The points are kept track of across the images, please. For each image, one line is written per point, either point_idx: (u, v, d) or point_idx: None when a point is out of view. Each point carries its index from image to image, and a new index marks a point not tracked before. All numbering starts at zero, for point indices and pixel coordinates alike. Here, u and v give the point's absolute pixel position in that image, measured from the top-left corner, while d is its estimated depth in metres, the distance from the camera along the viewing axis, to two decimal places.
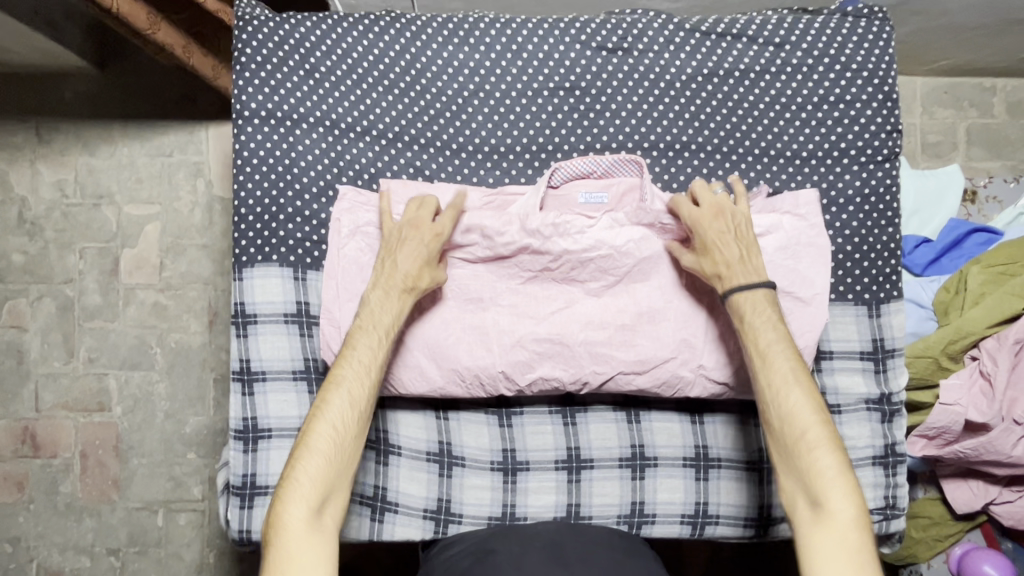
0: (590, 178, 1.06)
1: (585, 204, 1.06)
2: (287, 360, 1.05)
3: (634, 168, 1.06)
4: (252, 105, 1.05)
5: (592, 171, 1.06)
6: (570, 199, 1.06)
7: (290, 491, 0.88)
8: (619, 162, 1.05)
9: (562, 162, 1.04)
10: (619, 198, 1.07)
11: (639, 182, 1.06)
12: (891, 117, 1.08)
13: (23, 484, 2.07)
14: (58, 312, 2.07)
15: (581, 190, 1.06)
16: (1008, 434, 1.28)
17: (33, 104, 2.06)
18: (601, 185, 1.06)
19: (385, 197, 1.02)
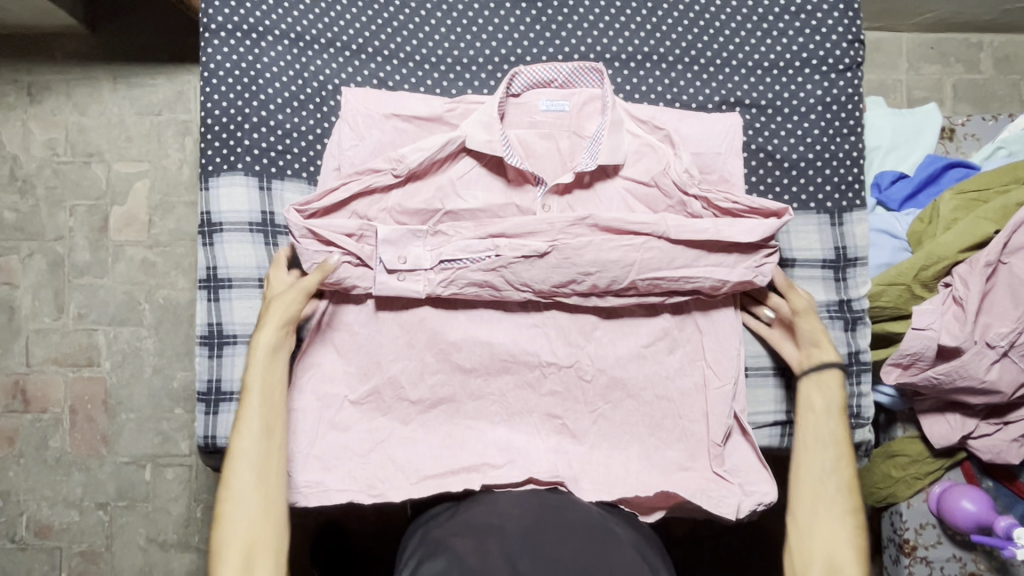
0: (551, 86, 1.07)
1: (546, 112, 1.08)
2: (252, 267, 1.06)
3: (594, 78, 1.06)
4: (218, 18, 1.06)
5: (553, 79, 1.07)
6: (531, 107, 1.08)
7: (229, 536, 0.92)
8: (579, 70, 1.05)
9: (522, 68, 1.05)
10: (581, 107, 1.08)
11: (600, 92, 1.07)
12: (853, 27, 1.08)
13: (14, 438, 2.09)
14: (49, 268, 2.09)
15: (542, 98, 1.08)
16: (980, 357, 1.28)
17: (26, 64, 2.09)
18: (562, 94, 1.08)
19: (353, 107, 1.04)
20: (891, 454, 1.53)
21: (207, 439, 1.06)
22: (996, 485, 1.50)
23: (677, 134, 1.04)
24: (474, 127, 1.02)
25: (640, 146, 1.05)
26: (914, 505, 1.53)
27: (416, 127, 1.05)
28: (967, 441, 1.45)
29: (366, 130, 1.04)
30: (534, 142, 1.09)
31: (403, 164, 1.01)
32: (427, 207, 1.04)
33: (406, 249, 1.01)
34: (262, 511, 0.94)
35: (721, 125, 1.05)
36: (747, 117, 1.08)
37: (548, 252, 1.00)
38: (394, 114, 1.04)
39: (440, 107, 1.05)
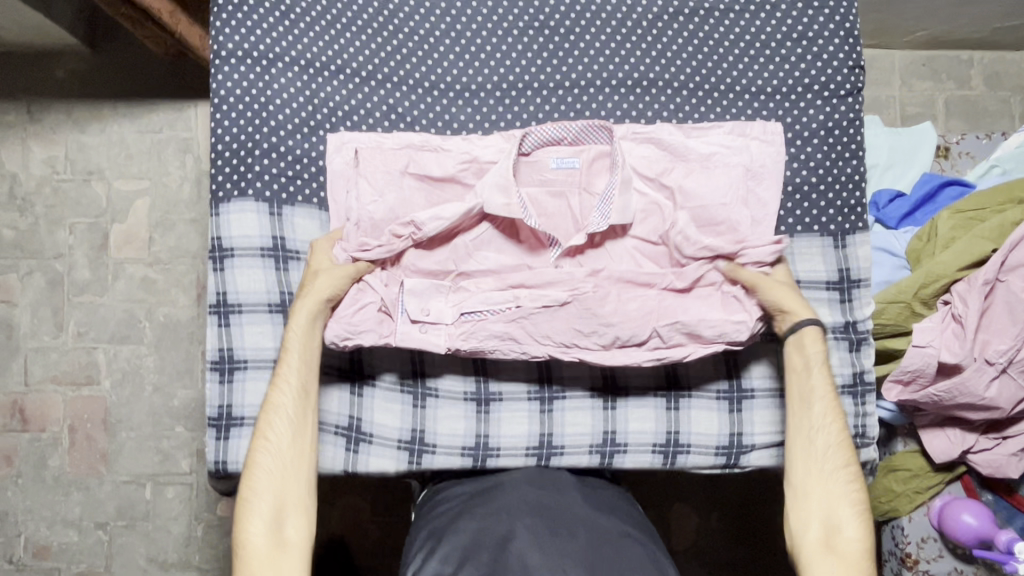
0: (561, 144, 1.09)
1: (556, 169, 1.10)
2: (262, 292, 1.06)
3: (604, 135, 1.08)
4: (228, 45, 1.07)
5: (563, 137, 1.09)
6: (542, 165, 1.10)
7: (248, 509, 0.95)
8: (589, 128, 1.07)
9: (534, 129, 1.07)
10: (590, 164, 1.10)
11: (608, 149, 1.09)
12: (853, 53, 1.10)
13: (12, 458, 2.07)
14: (48, 286, 2.08)
15: (552, 156, 1.10)
16: (981, 374, 1.30)
17: (25, 83, 2.08)
18: (572, 151, 1.10)
19: (371, 162, 1.05)
20: (892, 469, 1.55)
21: (218, 465, 1.06)
22: (996, 499, 1.52)
23: (686, 190, 1.06)
24: (488, 189, 1.04)
25: (648, 204, 1.08)
26: (915, 519, 1.54)
27: (431, 188, 1.07)
28: (966, 455, 1.47)
29: (384, 188, 1.05)
30: (546, 199, 1.12)
31: (422, 231, 1.03)
32: (441, 267, 1.07)
33: (428, 302, 1.04)
34: (289, 470, 0.98)
35: (725, 178, 1.06)
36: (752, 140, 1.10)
37: (568, 303, 1.03)
38: (409, 173, 1.06)
39: (454, 167, 1.06)
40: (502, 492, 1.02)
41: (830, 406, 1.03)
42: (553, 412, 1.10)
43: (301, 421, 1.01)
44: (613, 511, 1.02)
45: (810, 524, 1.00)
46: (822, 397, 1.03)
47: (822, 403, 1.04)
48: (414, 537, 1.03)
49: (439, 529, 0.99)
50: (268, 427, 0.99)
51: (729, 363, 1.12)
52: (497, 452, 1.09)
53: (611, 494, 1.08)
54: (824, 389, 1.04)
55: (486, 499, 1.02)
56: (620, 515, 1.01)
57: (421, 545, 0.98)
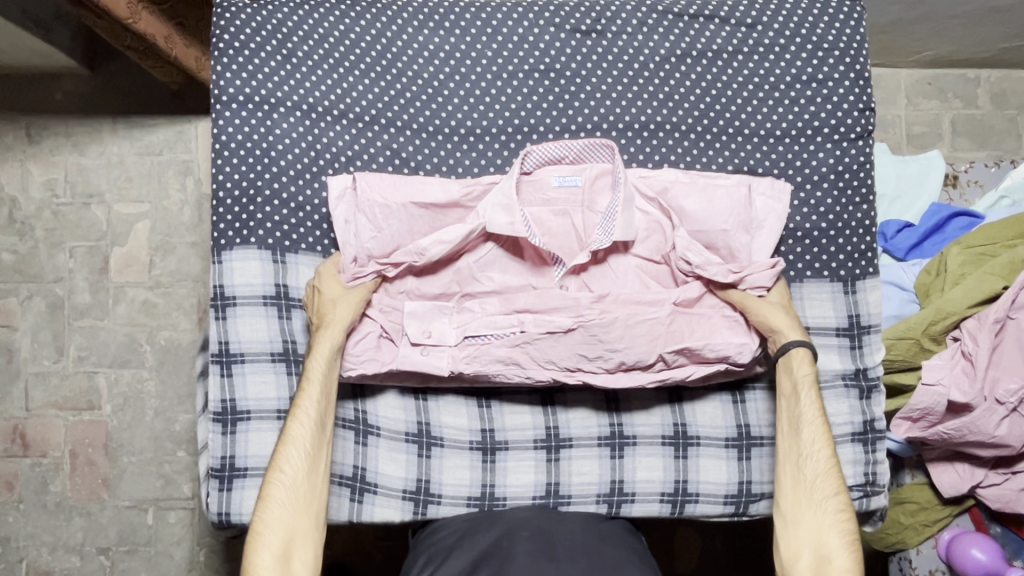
0: (562, 163, 1.09)
1: (557, 188, 1.10)
2: (264, 341, 1.05)
3: (606, 153, 1.07)
4: (230, 91, 1.06)
5: (564, 156, 1.08)
6: (543, 183, 1.10)
7: (257, 542, 0.91)
8: (591, 147, 1.06)
9: (535, 147, 1.06)
10: (592, 182, 1.10)
11: (611, 166, 1.08)
12: (863, 95, 1.09)
13: (13, 483, 2.06)
14: (48, 310, 2.07)
15: (554, 175, 1.09)
16: (991, 413, 1.28)
17: (23, 106, 2.06)
18: (574, 169, 1.09)
19: (370, 191, 1.04)
20: (899, 501, 1.54)
21: (221, 517, 1.04)
22: (1005, 531, 1.51)
23: (686, 214, 1.06)
24: (491, 213, 1.03)
25: (651, 223, 1.09)
26: (923, 551, 1.54)
27: (432, 213, 1.06)
28: (976, 489, 1.46)
29: (384, 221, 1.04)
30: (548, 218, 1.12)
31: (425, 257, 1.03)
32: (445, 291, 1.07)
33: (431, 324, 1.03)
34: (304, 499, 0.95)
35: (726, 201, 1.06)
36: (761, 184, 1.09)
37: (572, 328, 1.02)
38: (411, 201, 1.05)
39: (457, 193, 1.06)
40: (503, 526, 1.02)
41: (818, 430, 1.01)
42: (560, 460, 1.09)
43: (316, 449, 0.98)
44: (617, 544, 1.01)
45: (801, 554, 0.96)
46: (806, 422, 1.01)
47: (807, 428, 1.01)
48: (411, 567, 1.03)
49: (440, 557, 0.99)
50: (283, 459, 0.96)
51: (738, 410, 1.11)
52: (504, 501, 1.08)
53: (615, 525, 1.07)
54: (808, 413, 1.01)
55: (485, 534, 1.01)
56: (621, 548, 1.01)
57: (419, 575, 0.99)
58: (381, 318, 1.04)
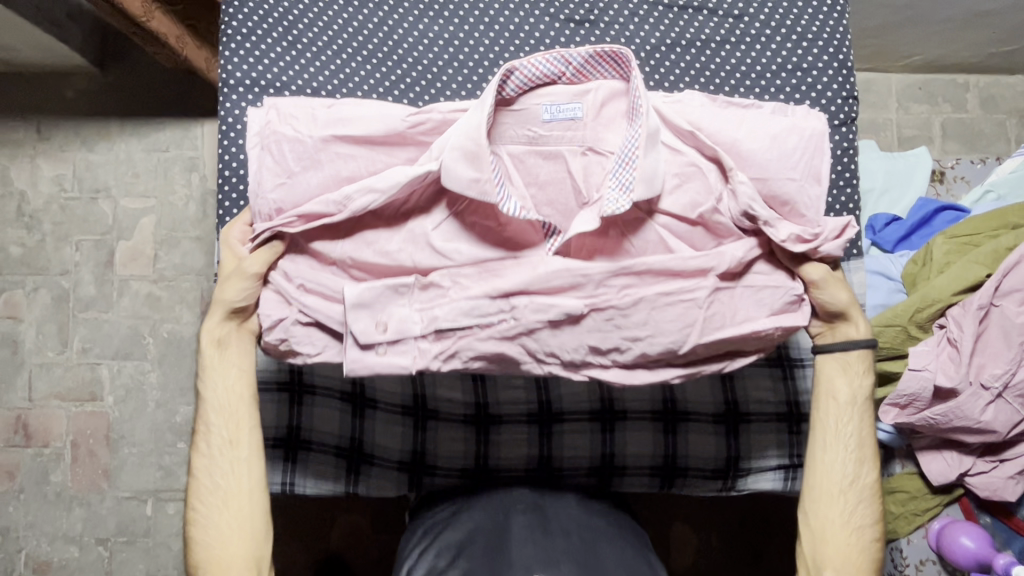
0: (556, 83, 0.99)
1: (551, 119, 1.00)
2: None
3: (612, 67, 0.98)
4: (236, 74, 1.10)
5: (559, 74, 0.99)
6: (531, 113, 1.01)
7: (195, 530, 0.97)
8: (592, 60, 0.97)
9: (518, 63, 0.96)
10: (597, 109, 1.00)
11: (622, 85, 0.99)
12: (847, 83, 1.13)
13: (14, 474, 2.07)
14: (54, 302, 2.09)
15: (545, 103, 1.00)
16: (976, 398, 1.31)
17: (35, 103, 2.11)
18: (573, 94, 1.00)
19: (292, 138, 0.96)
20: (891, 491, 1.55)
21: None
22: (994, 521, 1.52)
23: (741, 151, 0.95)
24: (453, 160, 0.89)
25: (683, 165, 0.96)
26: (913, 540, 1.54)
27: (364, 150, 0.97)
28: (964, 477, 1.48)
29: (298, 165, 0.95)
30: (539, 161, 1.03)
31: (348, 207, 0.91)
32: (398, 259, 0.94)
33: (384, 314, 0.91)
34: (236, 507, 0.98)
35: (796, 145, 0.96)
36: None
37: (585, 313, 0.89)
38: (333, 138, 0.96)
39: (401, 124, 0.96)
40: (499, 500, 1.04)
41: (862, 436, 1.02)
42: (552, 435, 1.12)
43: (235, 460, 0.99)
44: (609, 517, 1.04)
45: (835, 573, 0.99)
46: (847, 430, 1.02)
47: (846, 435, 1.02)
48: (408, 537, 1.06)
49: (436, 527, 1.02)
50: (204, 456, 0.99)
51: (726, 387, 1.14)
52: (497, 475, 1.12)
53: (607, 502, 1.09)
54: (852, 420, 1.02)
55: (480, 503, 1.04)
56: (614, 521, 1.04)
57: (418, 541, 1.01)
58: (304, 298, 0.93)
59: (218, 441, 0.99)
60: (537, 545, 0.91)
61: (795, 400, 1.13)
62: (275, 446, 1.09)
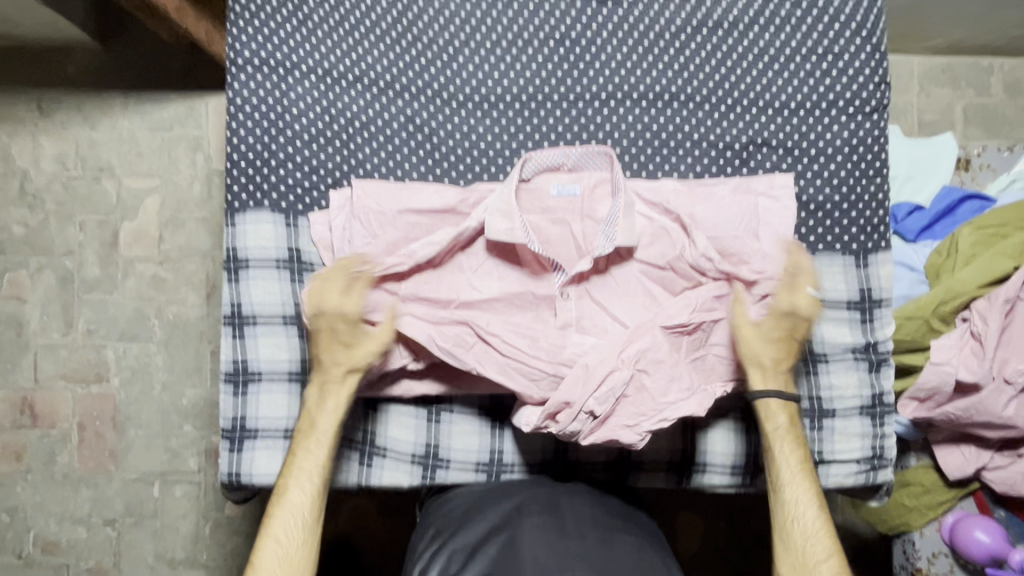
0: (560, 171, 1.09)
1: (557, 196, 1.10)
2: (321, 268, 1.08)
3: (603, 161, 1.07)
4: (245, 53, 1.06)
5: (562, 163, 1.08)
6: (542, 192, 1.10)
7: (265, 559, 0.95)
8: (587, 155, 1.06)
9: (532, 154, 1.06)
10: (591, 189, 1.09)
11: (608, 174, 1.08)
12: (880, 68, 1.09)
13: (22, 454, 2.06)
14: (58, 283, 2.06)
15: (552, 182, 1.09)
16: (998, 393, 1.28)
17: (37, 80, 2.06)
18: (573, 177, 1.09)
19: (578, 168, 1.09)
20: (904, 484, 1.54)
21: (230, 477, 1.05)
22: (1009, 515, 1.51)
23: (694, 217, 1.05)
24: (492, 216, 1.02)
25: (655, 229, 1.07)
26: (926, 534, 1.54)
27: (430, 219, 1.06)
28: (981, 472, 1.46)
29: (379, 227, 1.04)
30: (547, 227, 1.11)
31: (414, 259, 1.02)
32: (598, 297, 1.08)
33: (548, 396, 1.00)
34: (301, 536, 0.98)
35: (736, 208, 1.06)
36: (775, 157, 1.09)
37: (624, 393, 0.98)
38: (579, 210, 1.10)
39: (454, 198, 1.05)
40: (514, 497, 1.03)
41: (797, 462, 1.03)
42: None
43: (316, 505, 1.00)
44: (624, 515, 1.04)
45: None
46: (804, 475, 1.03)
47: (802, 487, 1.03)
48: (418, 537, 1.04)
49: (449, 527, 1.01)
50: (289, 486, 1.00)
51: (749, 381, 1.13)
52: (511, 468, 1.12)
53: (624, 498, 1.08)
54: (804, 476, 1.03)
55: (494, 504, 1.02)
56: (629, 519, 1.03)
57: (428, 544, 0.99)
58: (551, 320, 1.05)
59: (316, 457, 1.00)
60: (554, 546, 0.91)
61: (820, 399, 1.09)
62: (285, 436, 1.05)
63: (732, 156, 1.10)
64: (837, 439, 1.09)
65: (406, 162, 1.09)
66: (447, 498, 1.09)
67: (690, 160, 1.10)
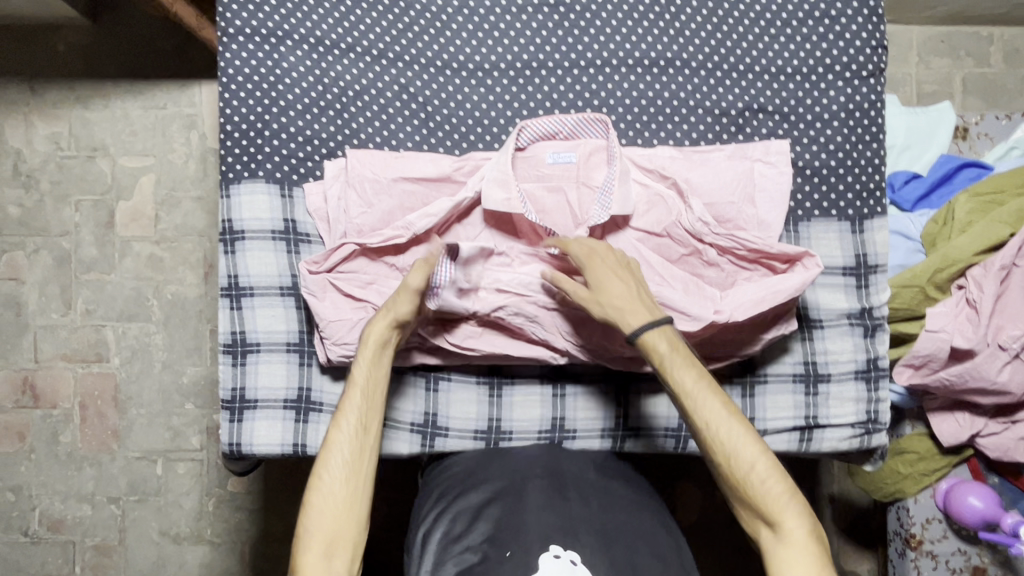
0: (556, 138, 1.08)
1: (553, 164, 1.09)
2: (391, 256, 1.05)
3: (600, 129, 1.07)
4: (237, 23, 1.06)
5: (558, 131, 1.08)
6: (538, 160, 1.09)
7: (302, 540, 0.89)
8: (584, 122, 1.06)
9: (528, 122, 1.06)
10: (587, 158, 1.09)
11: (605, 143, 1.08)
12: (877, 31, 1.08)
13: (25, 434, 2.07)
14: (55, 264, 2.06)
15: (548, 150, 1.08)
16: (993, 359, 1.29)
17: (27, 58, 2.04)
18: (569, 145, 1.08)
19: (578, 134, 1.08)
20: (899, 451, 1.56)
21: (232, 447, 1.06)
22: (1002, 481, 1.53)
23: (686, 183, 1.05)
24: (489, 185, 1.03)
25: (651, 196, 1.07)
26: (920, 500, 1.56)
27: (425, 188, 1.06)
28: (975, 439, 1.47)
29: (374, 197, 1.04)
30: (543, 195, 1.11)
31: (412, 231, 1.03)
32: None
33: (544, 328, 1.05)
34: (344, 506, 0.91)
35: (732, 174, 1.05)
36: (771, 123, 1.09)
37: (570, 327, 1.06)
38: (574, 176, 1.10)
39: (449, 166, 1.05)
40: (512, 460, 1.05)
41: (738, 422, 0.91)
42: (567, 396, 1.12)
43: (353, 473, 0.92)
44: (623, 480, 1.05)
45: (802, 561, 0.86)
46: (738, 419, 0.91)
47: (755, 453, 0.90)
48: (422, 500, 1.06)
49: (450, 491, 1.03)
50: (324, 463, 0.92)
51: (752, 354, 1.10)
52: (510, 435, 1.11)
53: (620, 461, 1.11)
54: (735, 417, 0.91)
55: (494, 467, 1.04)
56: (629, 483, 1.05)
57: (432, 506, 1.02)
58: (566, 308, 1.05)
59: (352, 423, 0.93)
60: (553, 512, 0.93)
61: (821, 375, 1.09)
62: (285, 406, 1.06)
63: (729, 122, 1.09)
64: (833, 403, 1.09)
65: (400, 132, 1.08)
66: (445, 465, 1.10)
67: (685, 127, 1.09)
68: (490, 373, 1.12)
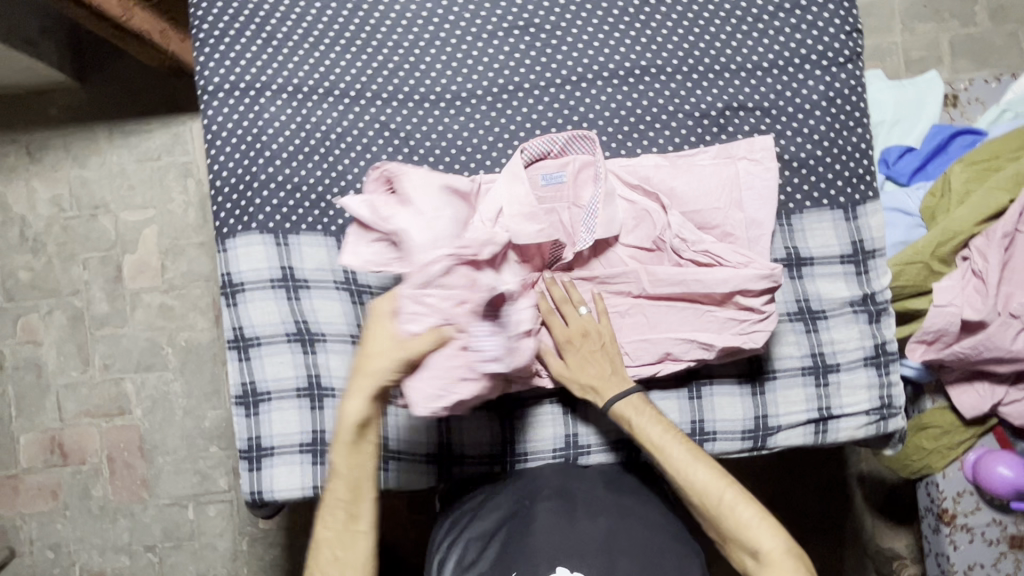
0: (547, 158, 1.07)
1: (545, 185, 1.07)
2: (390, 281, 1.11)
3: (586, 145, 1.07)
4: (214, 79, 1.08)
5: (549, 150, 1.07)
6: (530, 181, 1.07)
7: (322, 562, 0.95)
8: (573, 139, 1.05)
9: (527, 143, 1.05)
10: (576, 175, 1.07)
11: (592, 158, 1.06)
12: (850, 16, 1.08)
13: (57, 492, 2.11)
14: (70, 323, 2.10)
15: (540, 172, 1.07)
16: (1006, 327, 1.28)
17: (22, 125, 2.08)
18: (557, 164, 1.07)
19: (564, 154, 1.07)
20: (922, 427, 1.54)
21: (253, 495, 1.08)
22: None
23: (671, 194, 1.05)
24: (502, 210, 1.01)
25: (637, 211, 1.06)
26: (949, 474, 1.54)
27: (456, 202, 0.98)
28: (998, 408, 1.46)
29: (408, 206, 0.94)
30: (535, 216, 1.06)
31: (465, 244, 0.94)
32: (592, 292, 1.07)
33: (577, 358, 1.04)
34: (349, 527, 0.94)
35: (717, 177, 1.05)
36: (752, 119, 1.08)
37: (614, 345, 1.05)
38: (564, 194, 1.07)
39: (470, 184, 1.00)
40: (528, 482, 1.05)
41: (691, 452, 0.98)
42: (577, 413, 1.12)
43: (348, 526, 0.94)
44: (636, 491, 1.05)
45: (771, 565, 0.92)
46: (699, 457, 0.97)
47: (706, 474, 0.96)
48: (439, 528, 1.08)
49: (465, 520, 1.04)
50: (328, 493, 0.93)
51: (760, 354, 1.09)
52: (524, 458, 1.11)
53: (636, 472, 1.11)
54: (694, 455, 0.97)
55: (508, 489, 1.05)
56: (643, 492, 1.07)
57: (445, 535, 1.05)
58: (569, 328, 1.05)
59: (342, 511, 0.94)
60: (565, 535, 0.94)
61: (831, 366, 1.09)
62: (301, 450, 1.07)
63: (710, 123, 1.09)
64: (845, 392, 1.08)
65: None
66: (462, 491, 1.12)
67: (667, 133, 1.09)
68: (499, 400, 1.11)
